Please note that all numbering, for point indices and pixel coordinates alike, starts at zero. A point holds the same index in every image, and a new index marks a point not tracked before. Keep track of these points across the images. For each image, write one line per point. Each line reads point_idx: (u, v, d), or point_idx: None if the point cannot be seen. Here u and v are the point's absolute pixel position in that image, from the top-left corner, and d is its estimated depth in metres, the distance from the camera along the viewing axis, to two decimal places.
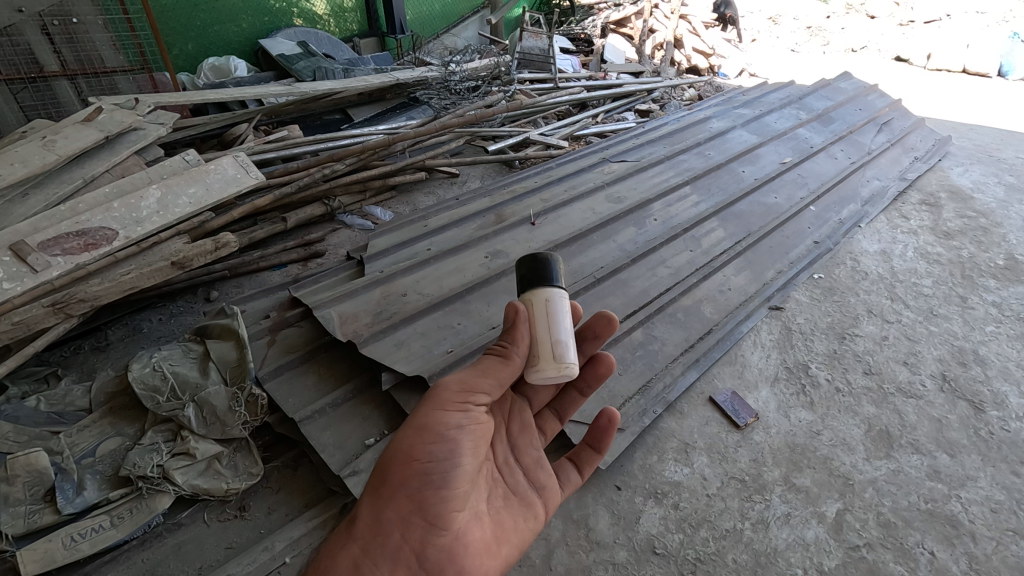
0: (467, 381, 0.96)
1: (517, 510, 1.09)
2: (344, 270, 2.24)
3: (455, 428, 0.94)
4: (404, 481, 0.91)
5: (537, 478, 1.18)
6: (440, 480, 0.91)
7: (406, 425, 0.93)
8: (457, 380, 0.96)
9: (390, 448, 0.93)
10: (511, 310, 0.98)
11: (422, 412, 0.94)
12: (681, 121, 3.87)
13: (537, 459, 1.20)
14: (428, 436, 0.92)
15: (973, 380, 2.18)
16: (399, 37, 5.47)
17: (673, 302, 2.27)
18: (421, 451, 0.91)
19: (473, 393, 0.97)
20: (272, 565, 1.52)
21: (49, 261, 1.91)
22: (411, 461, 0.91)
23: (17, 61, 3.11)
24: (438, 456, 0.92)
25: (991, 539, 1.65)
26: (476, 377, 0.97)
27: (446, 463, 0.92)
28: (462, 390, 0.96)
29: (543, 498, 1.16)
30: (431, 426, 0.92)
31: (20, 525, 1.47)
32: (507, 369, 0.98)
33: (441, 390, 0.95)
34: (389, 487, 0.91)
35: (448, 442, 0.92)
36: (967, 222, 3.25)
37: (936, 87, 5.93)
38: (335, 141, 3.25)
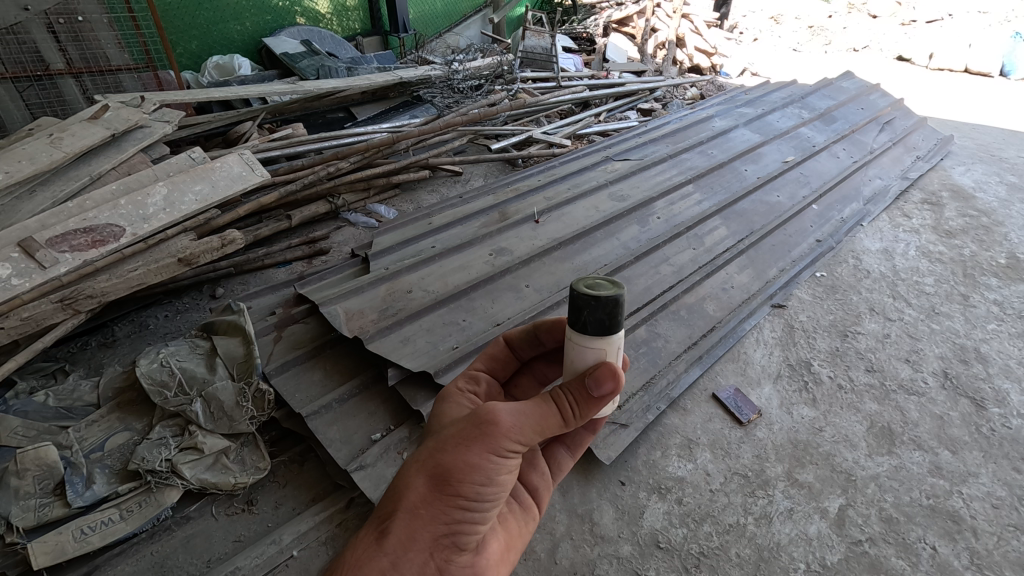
0: (529, 424, 0.84)
1: (519, 514, 0.99)
2: (349, 268, 2.25)
3: (504, 473, 0.83)
4: (444, 513, 0.80)
5: (529, 479, 1.04)
6: (479, 517, 0.83)
7: (455, 454, 0.80)
8: (518, 425, 0.83)
9: (433, 474, 0.80)
10: (610, 384, 0.87)
11: (475, 447, 0.80)
12: (684, 119, 3.88)
13: (530, 457, 1.06)
14: (479, 477, 0.80)
15: (975, 377, 2.19)
16: (402, 35, 5.52)
17: (676, 299, 2.29)
18: (468, 487, 0.80)
19: (529, 438, 0.85)
20: (280, 558, 1.53)
21: (57, 258, 1.93)
22: (458, 494, 0.80)
23: (22, 58, 3.14)
24: (485, 495, 0.82)
25: (993, 534, 1.66)
26: (537, 423, 0.85)
27: (488, 502, 0.83)
28: (520, 435, 0.83)
29: (538, 497, 1.05)
30: (484, 467, 0.81)
31: (30, 518, 1.49)
32: (562, 428, 0.89)
33: (501, 429, 0.82)
34: (427, 507, 0.79)
35: (495, 486, 0.83)
36: (969, 221, 3.26)
37: (937, 87, 5.94)
38: (339, 139, 3.26)
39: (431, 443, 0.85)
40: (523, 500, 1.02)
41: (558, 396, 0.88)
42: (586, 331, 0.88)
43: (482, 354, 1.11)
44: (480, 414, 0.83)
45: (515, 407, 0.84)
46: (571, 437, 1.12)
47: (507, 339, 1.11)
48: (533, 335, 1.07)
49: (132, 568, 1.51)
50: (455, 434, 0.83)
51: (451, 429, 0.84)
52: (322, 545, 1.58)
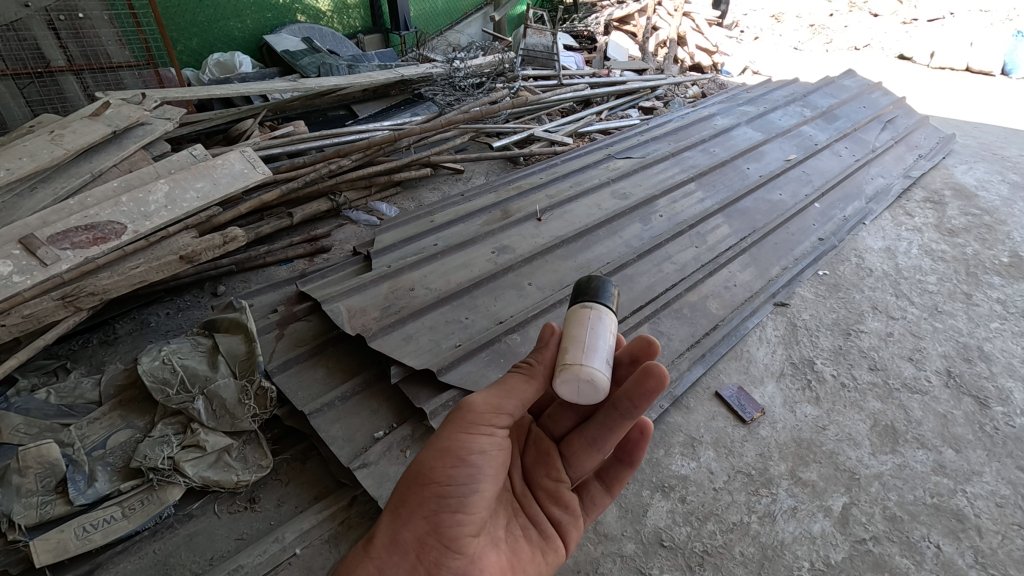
0: (493, 403, 0.94)
1: (536, 542, 1.08)
2: (351, 266, 2.25)
3: (476, 453, 0.91)
4: (423, 504, 0.89)
5: (554, 513, 1.15)
6: (457, 503, 0.90)
7: (428, 446, 0.91)
8: (481, 401, 0.93)
9: (413, 471, 0.92)
10: (549, 332, 0.98)
11: (443, 432, 0.91)
12: (686, 118, 3.87)
13: (559, 493, 1.16)
14: (449, 460, 0.90)
15: (978, 376, 2.19)
16: (403, 33, 5.50)
17: (678, 298, 2.28)
18: (441, 474, 0.89)
19: (493, 411, 0.93)
20: (283, 557, 1.53)
21: (58, 255, 1.92)
22: (430, 483, 0.89)
23: (23, 55, 3.13)
24: (458, 479, 0.90)
25: (997, 533, 1.66)
26: (499, 396, 0.94)
27: (466, 486, 0.91)
28: (484, 412, 0.93)
29: (564, 532, 1.15)
30: (452, 450, 0.90)
31: (32, 515, 1.48)
32: (529, 388, 0.96)
33: (466, 411, 0.93)
34: (408, 507, 0.90)
35: (468, 467, 0.91)
36: (971, 219, 3.26)
37: (939, 85, 5.94)
38: (341, 136, 3.25)
39: None
40: (543, 528, 1.11)
41: (520, 362, 0.99)
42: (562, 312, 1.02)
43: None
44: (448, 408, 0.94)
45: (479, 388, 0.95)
46: (604, 474, 1.25)
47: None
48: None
49: (135, 566, 1.50)
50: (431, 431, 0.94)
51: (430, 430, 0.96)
52: (324, 543, 1.57)
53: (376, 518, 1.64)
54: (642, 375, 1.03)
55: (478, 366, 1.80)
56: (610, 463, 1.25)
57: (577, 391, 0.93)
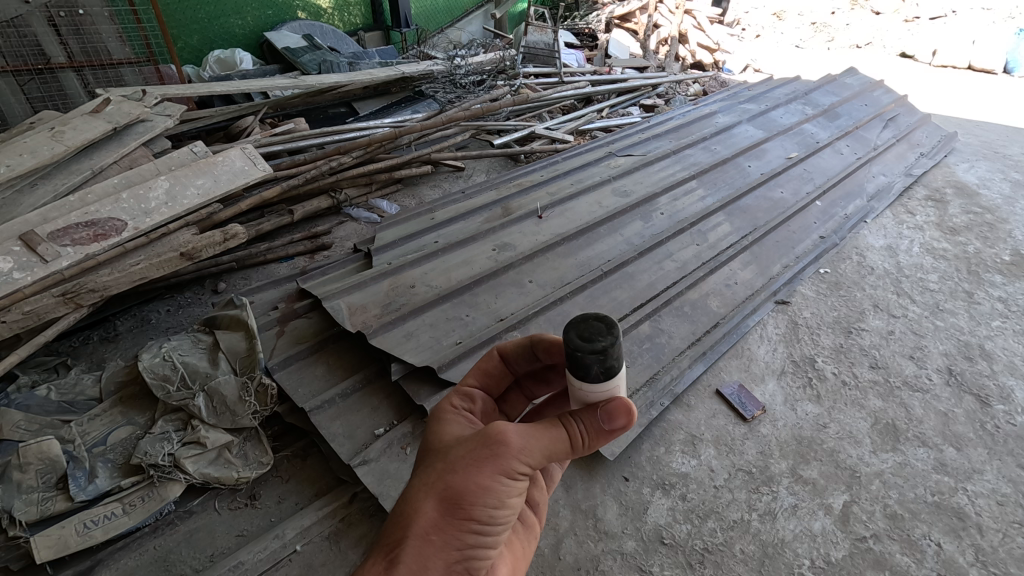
0: (542, 449, 0.81)
1: (520, 532, 0.96)
2: (352, 263, 2.24)
3: (515, 495, 0.80)
4: (455, 538, 0.75)
5: (532, 493, 1.02)
6: (490, 541, 0.80)
7: (466, 476, 0.77)
8: (527, 446, 0.79)
9: (445, 496, 0.75)
10: (623, 417, 0.82)
11: (487, 468, 0.77)
12: (687, 115, 3.86)
13: (528, 472, 1.02)
14: (492, 500, 0.77)
15: (980, 374, 2.19)
16: (404, 30, 5.49)
17: (679, 295, 2.28)
18: (481, 511, 0.77)
19: (536, 458, 0.81)
20: (283, 553, 1.53)
21: (59, 251, 1.92)
22: (469, 519, 0.76)
23: (23, 52, 3.13)
24: (495, 518, 0.78)
25: (998, 531, 1.65)
26: (548, 445, 0.81)
27: (498, 525, 0.80)
28: (530, 457, 0.80)
29: (535, 501, 1.01)
30: (495, 490, 0.77)
31: (33, 511, 1.48)
32: (570, 454, 0.84)
33: (510, 450, 0.78)
34: (439, 534, 0.74)
35: (506, 509, 0.80)
36: (974, 218, 3.25)
37: (941, 83, 5.92)
38: (342, 133, 3.24)
39: (435, 463, 0.80)
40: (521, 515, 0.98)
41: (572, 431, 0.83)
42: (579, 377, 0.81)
43: (475, 368, 1.02)
44: (490, 433, 0.79)
45: (527, 427, 0.80)
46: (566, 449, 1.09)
47: (501, 352, 1.02)
48: (529, 350, 0.98)
49: (136, 562, 1.51)
50: (465, 456, 0.78)
51: (459, 449, 0.80)
52: (325, 540, 1.58)
53: (376, 514, 1.64)
54: None
55: None
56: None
57: None
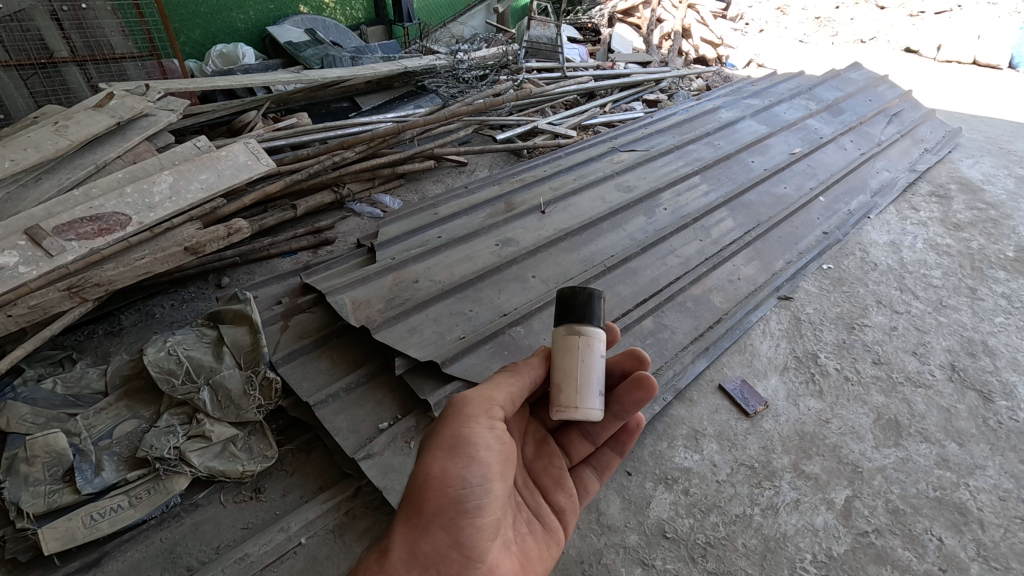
0: (485, 396, 0.98)
1: (541, 537, 1.08)
2: (355, 258, 2.24)
3: (482, 449, 0.92)
4: (439, 506, 0.87)
5: (558, 501, 1.16)
6: (475, 505, 0.89)
7: (433, 449, 0.91)
8: (477, 397, 0.98)
9: (420, 476, 0.89)
10: (548, 337, 1.00)
11: (447, 430, 0.93)
12: (690, 110, 3.85)
13: (560, 481, 1.18)
14: (458, 457, 0.89)
15: (982, 370, 2.19)
16: (407, 25, 5.46)
17: (682, 291, 2.28)
18: (453, 475, 0.88)
19: (492, 409, 0.97)
20: (288, 546, 1.54)
21: (63, 246, 1.93)
22: (444, 487, 0.87)
23: (27, 46, 3.12)
24: (470, 479, 0.89)
25: (999, 526, 1.66)
26: (488, 391, 0.99)
27: (479, 484, 0.89)
28: (482, 407, 0.96)
29: (563, 517, 1.16)
30: (459, 447, 0.90)
31: (40, 504, 1.49)
32: (517, 381, 1.00)
33: (462, 407, 0.95)
34: (423, 516, 0.86)
35: (478, 464, 0.90)
36: (977, 214, 3.24)
37: (946, 78, 5.89)
38: (346, 128, 3.25)
39: (419, 456, 0.95)
40: (545, 521, 1.11)
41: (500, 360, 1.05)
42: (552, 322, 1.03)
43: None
44: (449, 409, 0.96)
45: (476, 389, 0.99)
46: (596, 461, 1.27)
47: None
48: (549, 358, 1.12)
49: (142, 554, 1.52)
50: (433, 434, 0.94)
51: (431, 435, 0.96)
52: (329, 533, 1.59)
53: (380, 508, 1.65)
54: (633, 386, 1.11)
55: (482, 358, 1.81)
56: (601, 450, 1.27)
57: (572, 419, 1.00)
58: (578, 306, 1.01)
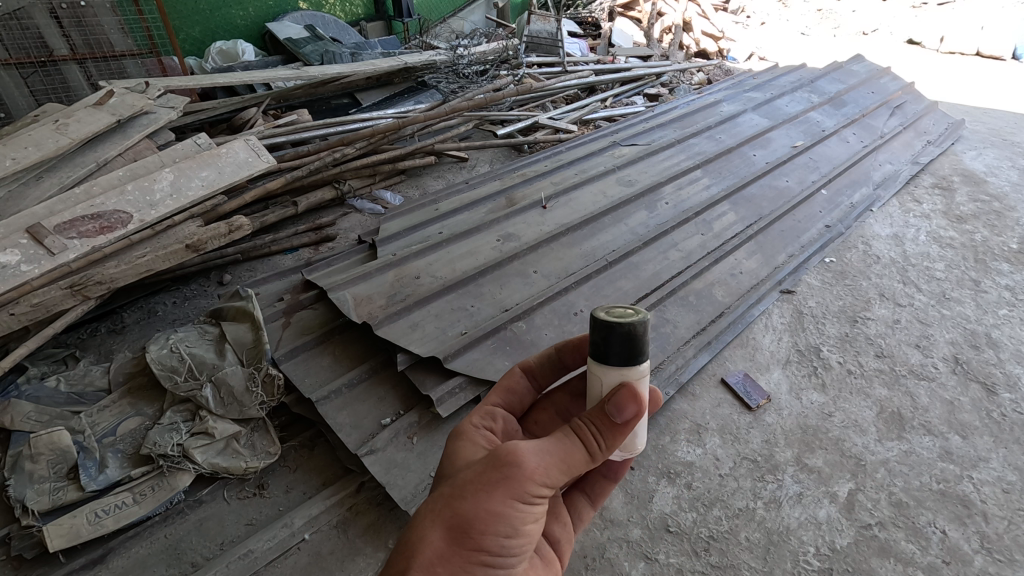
0: (553, 471, 0.80)
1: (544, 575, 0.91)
2: (357, 255, 2.24)
3: (527, 523, 0.79)
4: (464, 571, 0.74)
5: (552, 530, 0.99)
6: (500, 573, 0.79)
7: (476, 502, 0.76)
8: (543, 466, 0.79)
9: (451, 526, 0.75)
10: (631, 405, 0.84)
11: (497, 494, 0.76)
12: (692, 104, 3.83)
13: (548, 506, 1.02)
14: (502, 527, 0.76)
15: (986, 362, 2.18)
16: (407, 20, 5.44)
17: (685, 285, 2.27)
18: (491, 540, 0.76)
19: (553, 480, 0.81)
20: (292, 542, 1.54)
21: (65, 244, 1.93)
22: (477, 551, 0.75)
23: (27, 44, 3.12)
24: (506, 549, 0.78)
25: (1003, 518, 1.66)
26: (559, 467, 0.81)
27: (511, 554, 0.79)
28: (544, 478, 0.79)
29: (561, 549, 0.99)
30: (507, 517, 0.77)
31: (44, 501, 1.50)
32: (586, 463, 0.84)
33: (523, 475, 0.78)
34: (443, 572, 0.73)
35: (519, 537, 0.79)
36: (980, 206, 3.23)
37: (949, 70, 5.86)
38: (346, 124, 3.24)
39: (445, 498, 0.78)
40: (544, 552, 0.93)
41: (581, 426, 0.85)
42: (600, 358, 0.87)
43: (498, 388, 1.05)
44: (502, 457, 0.79)
45: (539, 447, 0.80)
46: (591, 488, 1.10)
47: (525, 370, 1.07)
48: (556, 358, 1.05)
49: (146, 550, 1.52)
50: (475, 481, 0.78)
51: (467, 474, 0.79)
52: (333, 528, 1.59)
53: (384, 503, 1.66)
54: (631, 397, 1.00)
55: (484, 353, 1.81)
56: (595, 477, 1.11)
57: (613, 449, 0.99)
58: (631, 347, 0.86)
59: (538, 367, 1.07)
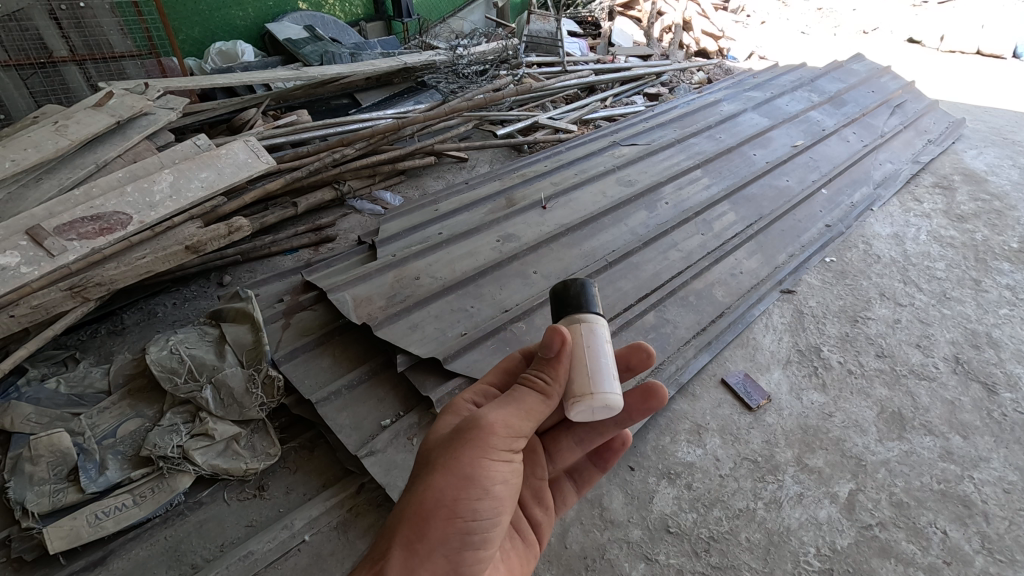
0: (512, 425, 0.85)
1: (521, 551, 1.02)
2: (357, 255, 2.23)
3: (499, 482, 0.83)
4: (444, 539, 0.77)
5: (535, 514, 1.08)
6: (480, 538, 0.81)
7: (446, 471, 0.79)
8: (501, 421, 0.84)
9: (427, 500, 0.78)
10: (557, 338, 0.90)
11: (464, 457, 0.80)
12: (692, 103, 3.82)
13: (540, 494, 1.09)
14: (475, 490, 0.80)
15: (987, 362, 2.18)
16: (406, 20, 5.43)
17: (685, 285, 2.27)
18: (466, 505, 0.79)
19: (516, 432, 0.85)
20: (292, 544, 1.54)
21: (65, 245, 1.93)
22: (454, 518, 0.79)
23: (26, 45, 3.12)
24: (481, 511, 0.81)
25: (1004, 519, 1.65)
26: (517, 418, 0.86)
27: (488, 516, 0.82)
28: (506, 432, 0.84)
29: (541, 531, 1.09)
30: (477, 478, 0.80)
31: (45, 503, 1.50)
32: (543, 408, 0.89)
33: (485, 433, 0.83)
34: (425, 543, 0.76)
35: (492, 498, 0.82)
36: (981, 205, 3.22)
37: (949, 69, 5.85)
38: (346, 125, 3.24)
39: (417, 474, 0.83)
40: (524, 534, 1.04)
41: (528, 377, 0.91)
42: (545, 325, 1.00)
43: (498, 366, 1.04)
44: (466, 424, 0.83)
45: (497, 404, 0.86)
46: (577, 473, 1.22)
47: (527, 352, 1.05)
48: None
49: (146, 552, 1.52)
50: (443, 453, 0.82)
51: (438, 449, 0.83)
52: (333, 530, 1.59)
53: (384, 504, 1.66)
54: (645, 395, 1.04)
55: (484, 354, 1.80)
56: (582, 464, 1.22)
57: (589, 415, 0.93)
58: (569, 299, 0.98)
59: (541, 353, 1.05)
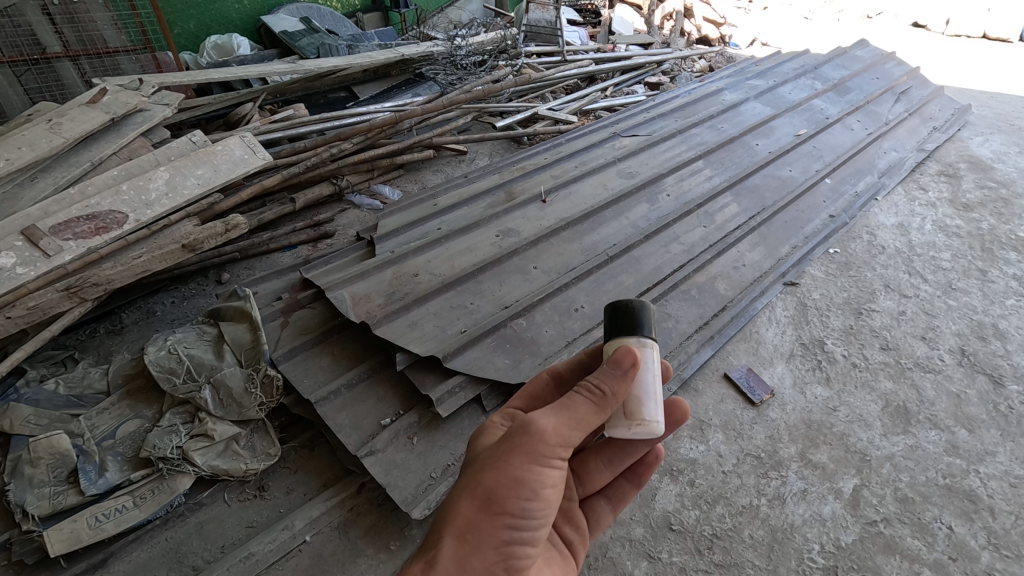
0: (564, 433, 0.84)
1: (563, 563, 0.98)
2: (355, 251, 2.20)
3: (548, 485, 0.83)
4: (491, 536, 0.79)
5: (567, 534, 1.06)
6: (526, 535, 0.82)
7: (495, 470, 0.81)
8: (552, 429, 0.84)
9: (477, 494, 0.80)
10: (624, 356, 0.88)
11: (515, 461, 0.81)
12: (694, 92, 3.77)
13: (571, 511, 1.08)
14: (523, 491, 0.81)
15: (993, 354, 2.15)
16: (403, 11, 5.36)
17: (687, 279, 2.24)
18: (513, 503, 0.80)
19: (567, 442, 0.86)
20: (293, 545, 1.54)
21: (61, 245, 1.91)
22: (501, 512, 0.80)
23: (19, 42, 3.09)
24: (527, 509, 0.82)
25: (1011, 513, 1.64)
26: (569, 428, 0.85)
27: (534, 516, 0.83)
28: (558, 440, 0.84)
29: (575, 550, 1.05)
30: (526, 480, 0.82)
31: (45, 505, 1.50)
32: (596, 419, 0.87)
33: (536, 439, 0.83)
34: (475, 533, 0.78)
35: (541, 499, 0.83)
36: (987, 193, 3.18)
37: (955, 54, 5.76)
38: (343, 119, 3.19)
39: (467, 473, 0.85)
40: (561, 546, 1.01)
41: (585, 386, 0.89)
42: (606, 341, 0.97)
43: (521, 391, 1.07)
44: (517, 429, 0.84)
45: (549, 410, 0.86)
46: (613, 491, 1.16)
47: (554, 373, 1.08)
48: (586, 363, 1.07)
49: (148, 554, 1.52)
50: (494, 454, 0.84)
51: (490, 452, 0.85)
52: (334, 530, 1.59)
53: (385, 504, 1.65)
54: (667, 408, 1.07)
55: (485, 352, 1.79)
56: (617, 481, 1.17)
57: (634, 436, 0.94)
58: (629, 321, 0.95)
59: (569, 374, 1.07)
